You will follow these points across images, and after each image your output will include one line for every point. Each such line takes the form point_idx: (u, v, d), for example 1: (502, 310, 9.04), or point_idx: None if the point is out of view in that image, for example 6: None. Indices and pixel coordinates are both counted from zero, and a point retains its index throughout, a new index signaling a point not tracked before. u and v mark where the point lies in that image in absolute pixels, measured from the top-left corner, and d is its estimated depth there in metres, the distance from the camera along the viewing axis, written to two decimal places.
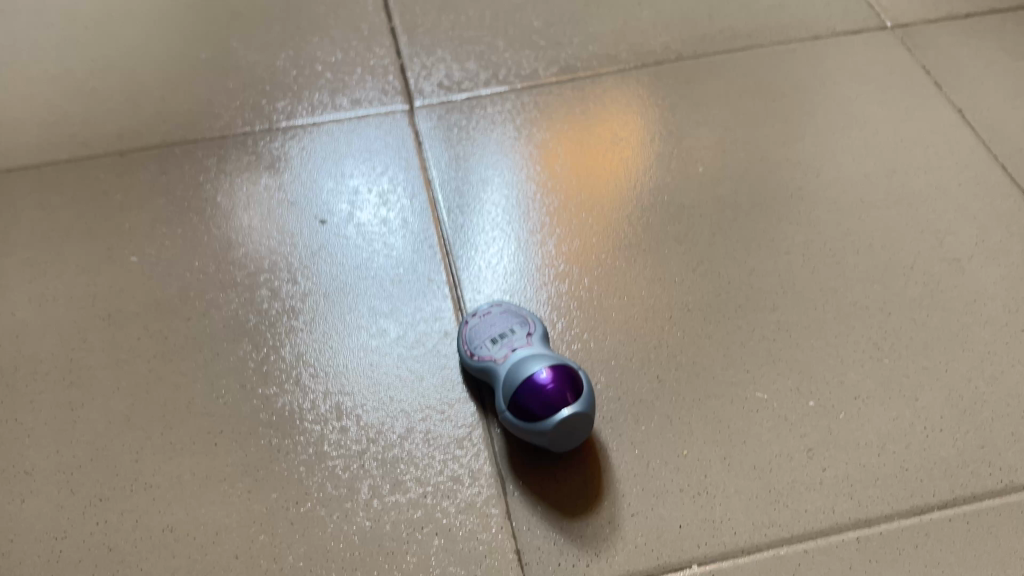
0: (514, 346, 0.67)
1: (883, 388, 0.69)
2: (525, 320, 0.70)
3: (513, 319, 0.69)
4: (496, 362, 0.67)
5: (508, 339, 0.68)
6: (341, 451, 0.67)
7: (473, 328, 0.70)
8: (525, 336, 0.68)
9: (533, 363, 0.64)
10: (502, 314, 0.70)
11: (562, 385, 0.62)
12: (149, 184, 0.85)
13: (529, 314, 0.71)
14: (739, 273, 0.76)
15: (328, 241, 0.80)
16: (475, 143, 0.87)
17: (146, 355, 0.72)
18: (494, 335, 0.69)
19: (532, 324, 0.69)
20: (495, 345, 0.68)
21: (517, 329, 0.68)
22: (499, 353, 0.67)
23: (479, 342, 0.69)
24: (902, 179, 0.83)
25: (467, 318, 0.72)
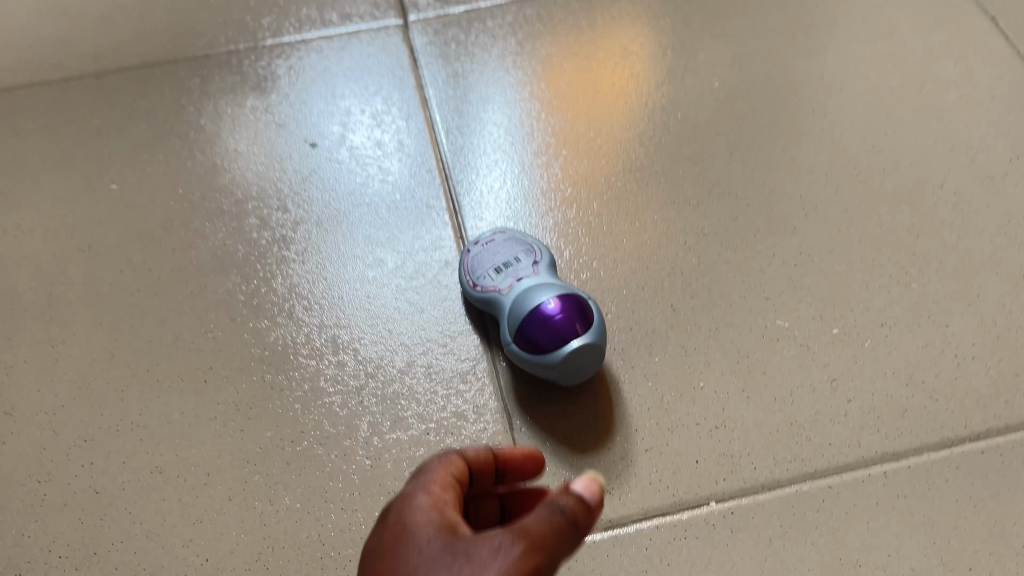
0: (519, 275, 0.63)
1: (911, 315, 0.65)
2: (532, 248, 0.65)
3: (518, 247, 0.65)
4: (501, 292, 0.63)
5: (513, 268, 0.64)
6: (338, 387, 0.63)
7: (476, 257, 0.66)
8: (531, 264, 0.64)
9: (540, 292, 0.60)
10: (507, 242, 0.66)
11: (571, 316, 0.59)
12: (128, 107, 0.79)
13: (535, 241, 0.67)
14: (757, 195, 0.72)
15: (320, 166, 0.75)
16: (474, 59, 0.82)
17: (130, 289, 0.68)
18: (498, 264, 0.65)
19: (539, 252, 0.65)
20: (499, 274, 0.64)
21: (522, 258, 0.64)
22: (504, 283, 0.63)
23: (483, 272, 0.65)
24: (932, 93, 0.78)
25: (470, 247, 0.68)
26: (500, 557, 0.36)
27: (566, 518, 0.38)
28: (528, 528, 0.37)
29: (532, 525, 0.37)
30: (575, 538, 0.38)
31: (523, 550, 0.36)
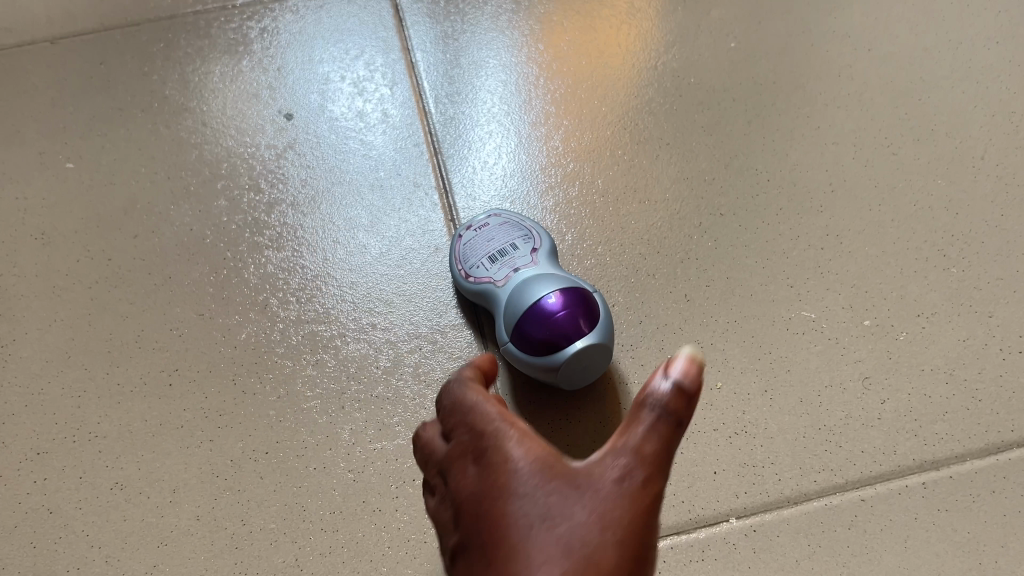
0: (516, 266, 0.56)
1: (951, 304, 0.59)
2: (530, 233, 0.58)
3: (515, 233, 0.58)
4: (496, 285, 0.56)
5: (509, 257, 0.56)
6: (318, 390, 0.57)
7: (469, 244, 0.59)
8: (529, 253, 0.57)
9: (539, 286, 0.53)
10: (502, 226, 0.59)
11: (574, 312, 0.52)
12: (85, 76, 0.72)
13: (534, 225, 0.60)
14: (779, 168, 0.65)
15: (296, 140, 0.68)
16: (465, 18, 0.74)
17: (87, 282, 0.62)
18: (492, 252, 0.57)
19: (539, 238, 0.58)
20: (494, 264, 0.57)
21: (519, 245, 0.57)
22: (499, 275, 0.56)
23: (476, 262, 0.58)
24: (970, 52, 0.71)
25: (461, 232, 0.60)
26: (621, 476, 0.31)
27: (667, 416, 0.34)
28: (638, 445, 0.33)
29: (640, 440, 0.33)
30: (681, 430, 0.34)
31: (639, 467, 0.32)
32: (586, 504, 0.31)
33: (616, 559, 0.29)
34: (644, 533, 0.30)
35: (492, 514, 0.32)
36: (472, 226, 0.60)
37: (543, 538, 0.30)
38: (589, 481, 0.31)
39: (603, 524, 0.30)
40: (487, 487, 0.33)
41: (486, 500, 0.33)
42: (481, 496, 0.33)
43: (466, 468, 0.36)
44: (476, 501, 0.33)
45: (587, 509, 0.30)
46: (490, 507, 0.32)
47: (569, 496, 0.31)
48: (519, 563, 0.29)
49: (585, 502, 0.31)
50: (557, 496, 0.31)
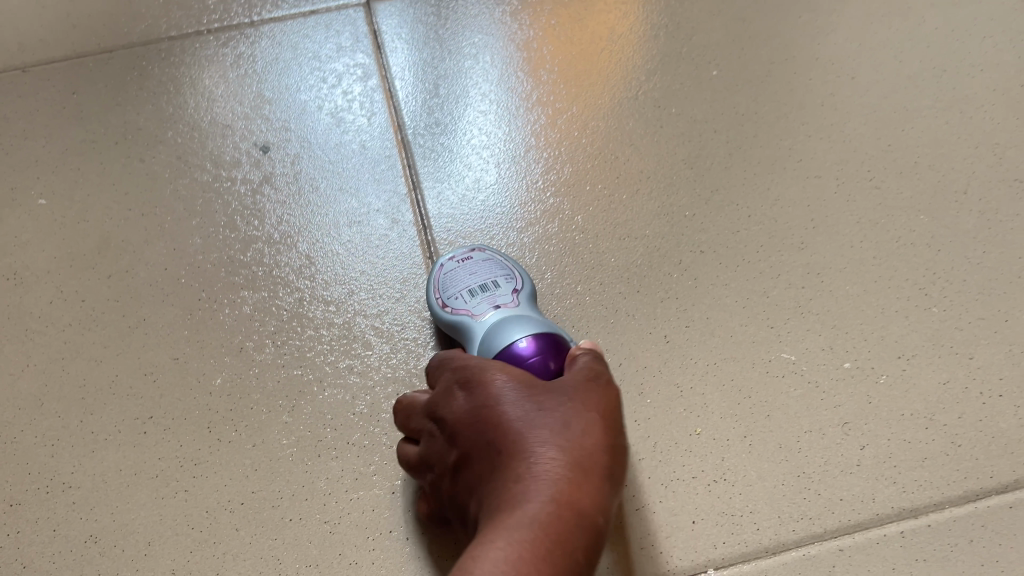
0: (495, 303, 0.54)
1: (931, 346, 0.58)
2: (513, 274, 0.57)
3: (498, 270, 0.56)
4: (473, 320, 0.53)
5: (490, 293, 0.54)
6: (294, 437, 0.57)
7: (450, 274, 0.57)
8: (510, 292, 0.55)
9: (517, 327, 0.51)
10: (486, 262, 0.57)
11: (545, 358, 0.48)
12: (58, 106, 0.71)
13: (519, 267, 0.58)
14: (761, 203, 0.64)
15: (273, 174, 0.67)
16: (444, 44, 0.73)
17: (61, 324, 0.61)
18: (472, 286, 0.55)
19: (521, 280, 0.56)
20: (474, 299, 0.54)
21: (501, 283, 0.55)
22: (477, 310, 0.54)
23: (455, 295, 0.55)
24: (953, 81, 0.70)
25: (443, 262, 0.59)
26: (585, 375, 0.45)
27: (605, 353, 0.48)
28: (589, 360, 0.47)
29: (589, 357, 0.47)
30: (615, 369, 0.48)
31: (592, 374, 0.46)
32: (565, 396, 0.43)
33: (600, 432, 0.42)
34: (612, 413, 0.44)
35: (498, 420, 0.43)
36: (456, 257, 0.58)
37: (544, 423, 0.42)
38: (562, 382, 0.44)
39: (579, 405, 0.43)
40: (484, 404, 0.44)
41: (487, 413, 0.43)
42: (480, 413, 0.44)
43: (457, 396, 0.46)
44: (478, 416, 0.44)
45: (567, 398, 0.43)
46: (495, 417, 0.43)
47: (551, 394, 0.43)
48: (527, 439, 0.41)
49: (566, 395, 0.43)
50: (544, 395, 0.43)
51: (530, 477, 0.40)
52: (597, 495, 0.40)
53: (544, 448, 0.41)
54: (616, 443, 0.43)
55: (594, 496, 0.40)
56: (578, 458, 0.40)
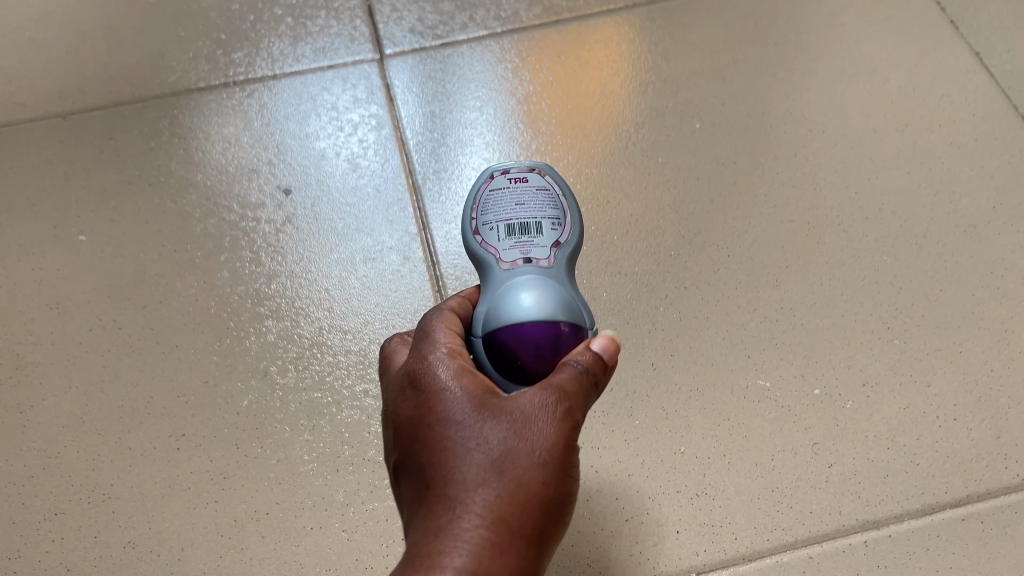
0: (529, 254, 0.48)
1: (893, 375, 0.65)
2: (563, 218, 0.51)
3: (547, 212, 0.50)
4: (499, 263, 0.48)
5: (528, 240, 0.48)
6: (314, 454, 0.62)
7: (494, 195, 0.51)
8: (550, 247, 0.49)
9: (546, 301, 0.45)
10: (537, 196, 0.50)
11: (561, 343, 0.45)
12: (96, 150, 0.77)
13: (570, 217, 0.51)
14: (739, 244, 0.71)
15: (294, 214, 0.74)
16: (451, 97, 0.80)
17: (100, 350, 0.67)
18: (514, 221, 0.49)
19: (568, 233, 0.50)
20: (508, 239, 0.49)
21: (543, 232, 0.49)
22: (507, 255, 0.48)
23: (491, 221, 0.50)
24: (915, 135, 0.77)
25: (493, 175, 0.52)
26: (543, 407, 0.41)
27: (587, 375, 0.43)
28: (560, 383, 0.42)
29: (563, 379, 0.42)
30: (596, 388, 0.44)
31: (559, 404, 0.42)
32: (514, 430, 0.41)
33: (542, 479, 0.40)
34: (565, 449, 0.41)
35: (436, 445, 0.41)
36: (508, 175, 0.52)
37: (480, 462, 0.40)
38: (516, 409, 0.41)
39: (526, 443, 0.41)
40: (427, 421, 0.42)
41: (427, 432, 0.42)
42: (422, 428, 0.42)
43: (405, 395, 0.44)
44: (419, 431, 0.42)
45: (514, 434, 0.41)
46: (434, 441, 0.42)
47: (499, 423, 0.41)
48: (458, 480, 0.40)
49: (514, 427, 0.41)
50: (490, 424, 0.41)
51: (450, 526, 0.39)
52: (516, 558, 0.39)
53: (474, 495, 0.40)
54: (558, 489, 0.41)
55: (512, 558, 0.39)
56: (504, 515, 0.39)
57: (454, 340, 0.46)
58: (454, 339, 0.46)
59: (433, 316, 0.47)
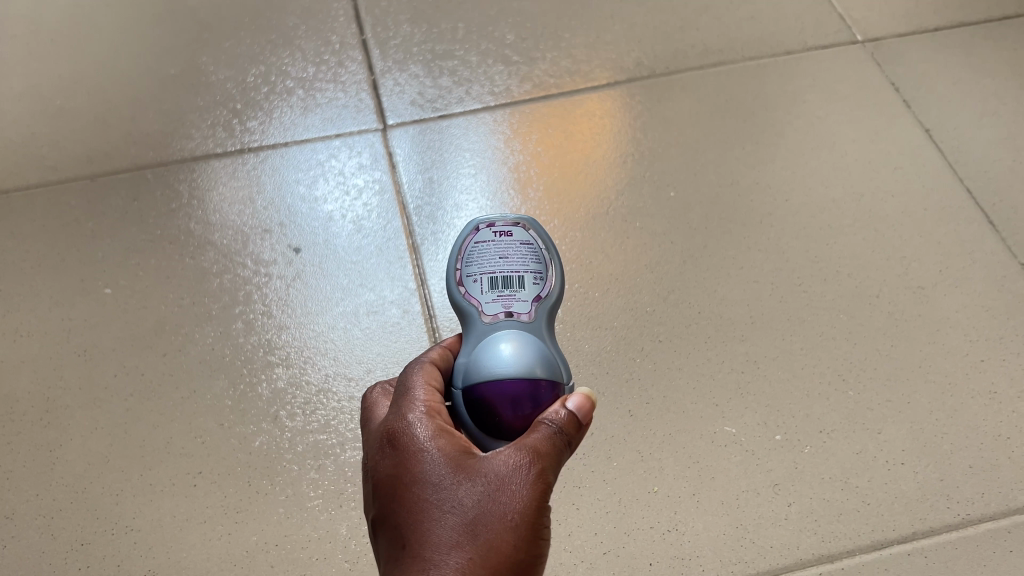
0: (510, 307, 0.54)
1: (848, 422, 0.71)
2: (544, 273, 0.57)
3: (529, 266, 0.56)
4: (482, 314, 0.54)
5: (510, 293, 0.55)
6: (320, 491, 0.68)
7: (480, 248, 0.57)
8: (531, 299, 0.55)
9: (524, 350, 0.51)
10: (520, 253, 0.57)
11: (536, 390, 0.50)
12: (121, 210, 0.84)
13: (551, 274, 0.57)
14: (709, 302, 0.78)
15: (303, 271, 0.80)
16: (448, 165, 0.87)
17: (123, 394, 0.73)
18: (498, 275, 0.56)
19: (548, 286, 0.56)
20: (491, 291, 0.55)
21: (524, 287, 0.55)
22: (490, 307, 0.54)
23: (476, 274, 0.56)
24: (870, 204, 0.85)
25: (479, 229, 0.59)
26: (516, 469, 0.45)
27: (559, 436, 0.47)
28: (534, 445, 0.46)
29: (536, 441, 0.46)
30: (568, 449, 0.47)
31: (531, 466, 0.45)
32: (488, 492, 0.44)
33: (513, 540, 0.43)
34: (536, 511, 0.45)
35: (412, 505, 0.45)
36: (494, 230, 0.58)
37: (455, 523, 0.44)
38: (490, 471, 0.45)
39: (498, 506, 0.44)
40: (405, 481, 0.46)
41: (404, 492, 0.45)
42: (399, 488, 0.46)
43: (385, 453, 0.48)
44: (397, 490, 0.46)
45: (487, 496, 0.44)
46: (411, 501, 0.45)
47: (474, 485, 0.45)
48: (432, 541, 0.43)
49: (488, 488, 0.44)
50: (465, 486, 0.45)
51: None
52: None
53: (447, 554, 0.43)
54: (529, 550, 0.44)
55: None
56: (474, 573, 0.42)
57: (433, 398, 0.50)
58: (432, 395, 0.50)
59: (415, 370, 0.52)
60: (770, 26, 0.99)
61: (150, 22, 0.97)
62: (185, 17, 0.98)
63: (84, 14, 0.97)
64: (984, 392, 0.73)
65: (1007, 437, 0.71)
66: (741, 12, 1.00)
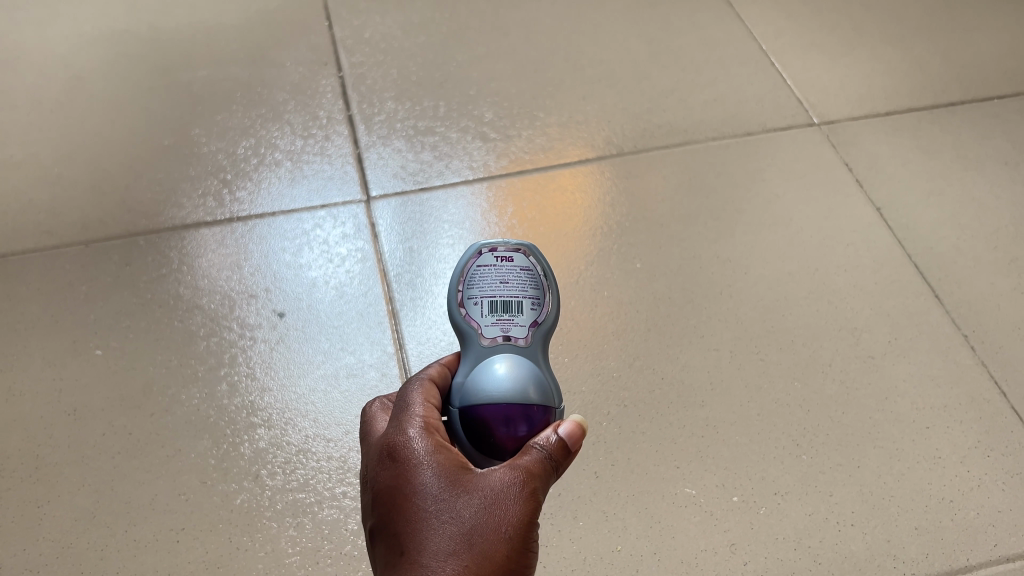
0: (508, 332, 0.59)
1: (801, 485, 0.75)
2: (542, 298, 0.61)
3: (528, 291, 0.61)
4: (480, 337, 0.59)
5: (508, 318, 0.59)
6: (298, 547, 0.71)
7: (481, 271, 0.62)
8: (528, 324, 0.59)
9: (519, 372, 0.56)
10: (519, 278, 0.61)
11: (530, 411, 0.54)
12: (114, 274, 0.88)
13: (547, 298, 0.61)
14: (672, 368, 0.82)
15: (287, 335, 0.84)
16: (428, 234, 0.92)
17: (111, 452, 0.76)
18: (498, 300, 0.60)
19: (545, 311, 0.61)
20: (490, 314, 0.59)
21: (522, 313, 0.60)
22: (489, 330, 0.59)
23: (477, 297, 0.61)
24: (824, 278, 0.90)
25: (481, 252, 0.62)
26: (512, 486, 0.49)
27: (549, 460, 0.51)
28: (527, 465, 0.50)
29: (528, 462, 0.50)
30: (556, 471, 0.52)
31: (524, 483, 0.49)
32: (483, 505, 0.48)
33: (506, 551, 0.47)
34: (527, 526, 0.48)
35: (412, 515, 0.48)
36: (496, 253, 0.62)
37: (452, 532, 0.47)
38: (486, 486, 0.49)
39: (492, 518, 0.48)
40: (405, 491, 0.49)
41: (405, 502, 0.49)
42: (400, 498, 0.49)
43: (384, 464, 0.52)
44: (397, 500, 0.49)
45: (483, 509, 0.48)
46: (411, 511, 0.48)
47: (471, 498, 0.48)
48: (431, 547, 0.47)
49: (484, 503, 0.48)
50: (463, 499, 0.48)
51: None
52: None
53: (444, 560, 0.46)
54: (519, 562, 0.48)
55: None
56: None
57: (430, 415, 0.54)
58: (429, 411, 0.54)
59: (415, 388, 0.56)
60: (733, 108, 1.06)
61: (146, 96, 1.02)
62: (180, 92, 1.03)
63: (84, 88, 1.02)
64: (928, 457, 0.78)
65: (950, 500, 0.76)
66: (705, 95, 1.07)
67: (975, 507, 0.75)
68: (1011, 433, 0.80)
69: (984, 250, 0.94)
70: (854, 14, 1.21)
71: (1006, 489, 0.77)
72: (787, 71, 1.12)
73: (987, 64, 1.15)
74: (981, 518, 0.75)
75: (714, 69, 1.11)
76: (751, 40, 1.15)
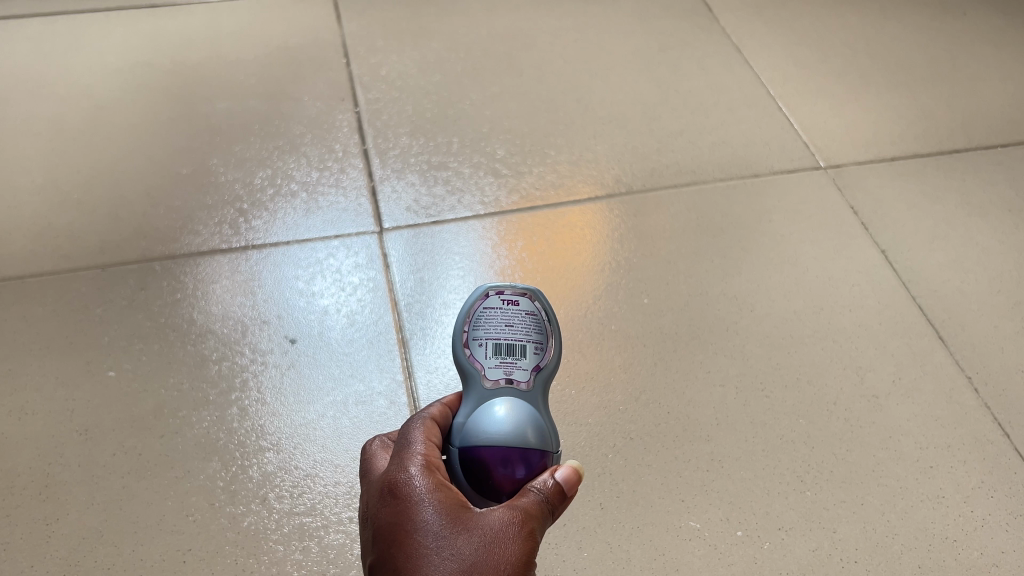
0: (511, 375, 0.60)
1: (804, 521, 0.76)
2: (545, 342, 0.63)
3: (531, 336, 0.63)
4: (484, 378, 0.60)
5: (511, 361, 0.61)
6: (303, 570, 0.72)
7: (487, 313, 0.63)
8: (530, 368, 0.61)
9: (518, 415, 0.57)
10: (523, 323, 0.63)
11: (528, 454, 0.55)
12: (128, 298, 0.89)
13: (550, 346, 0.63)
14: (678, 403, 0.83)
15: (297, 361, 0.85)
16: (438, 265, 0.93)
17: (121, 472, 0.77)
18: (503, 343, 0.62)
19: (547, 356, 0.62)
20: (493, 357, 0.61)
21: (525, 358, 0.61)
22: (492, 372, 0.60)
23: (482, 338, 0.62)
24: (829, 317, 0.91)
25: (488, 294, 0.64)
26: (510, 525, 0.50)
27: (546, 502, 0.52)
28: (525, 506, 0.51)
29: (526, 503, 0.51)
30: (552, 514, 0.53)
31: (523, 523, 0.50)
32: (484, 543, 0.49)
33: None
34: (525, 566, 0.49)
35: (413, 551, 0.49)
36: (502, 296, 0.64)
37: (453, 569, 0.48)
38: (485, 525, 0.50)
39: (492, 556, 0.48)
40: (406, 528, 0.50)
41: (405, 538, 0.49)
42: (400, 534, 0.50)
43: (385, 501, 0.52)
44: (398, 536, 0.50)
45: (483, 546, 0.49)
46: (412, 547, 0.49)
47: (471, 538, 0.49)
48: None
49: (484, 542, 0.49)
50: (463, 537, 0.49)
51: None
52: None
53: None
54: None
55: None
56: None
57: (432, 457, 0.55)
58: (430, 450, 0.55)
59: (416, 427, 0.57)
60: (741, 150, 1.08)
61: (167, 127, 1.04)
62: (200, 122, 1.05)
63: (106, 118, 1.05)
64: (932, 496, 0.78)
65: (954, 539, 0.76)
66: (713, 137, 1.09)
67: (979, 547, 0.75)
68: (1014, 474, 0.81)
69: (987, 294, 0.96)
70: (860, 62, 1.23)
71: (1009, 530, 0.77)
72: (795, 116, 1.14)
73: (989, 113, 1.17)
74: (984, 558, 0.75)
75: (722, 112, 1.13)
76: (759, 85, 1.18)
